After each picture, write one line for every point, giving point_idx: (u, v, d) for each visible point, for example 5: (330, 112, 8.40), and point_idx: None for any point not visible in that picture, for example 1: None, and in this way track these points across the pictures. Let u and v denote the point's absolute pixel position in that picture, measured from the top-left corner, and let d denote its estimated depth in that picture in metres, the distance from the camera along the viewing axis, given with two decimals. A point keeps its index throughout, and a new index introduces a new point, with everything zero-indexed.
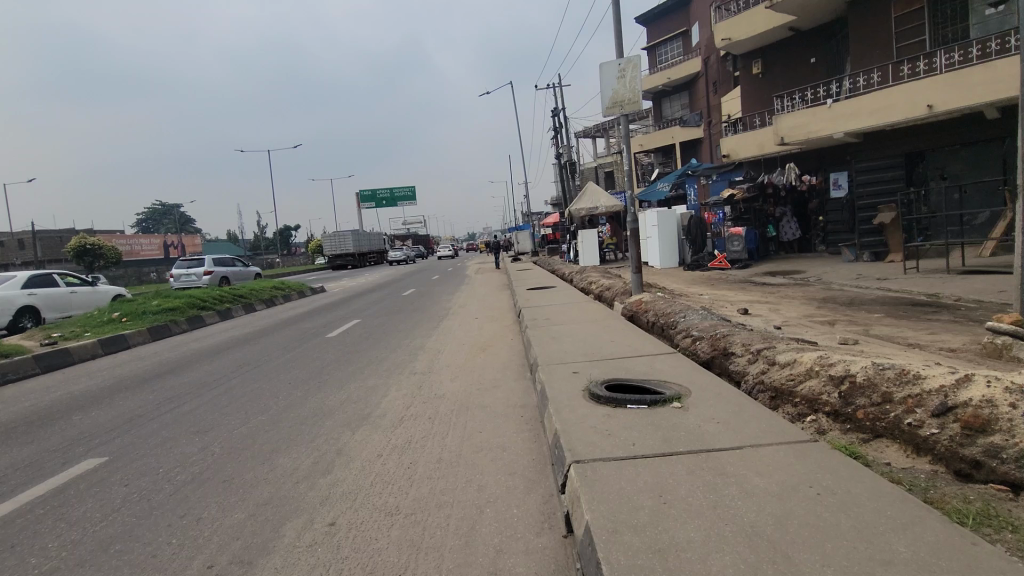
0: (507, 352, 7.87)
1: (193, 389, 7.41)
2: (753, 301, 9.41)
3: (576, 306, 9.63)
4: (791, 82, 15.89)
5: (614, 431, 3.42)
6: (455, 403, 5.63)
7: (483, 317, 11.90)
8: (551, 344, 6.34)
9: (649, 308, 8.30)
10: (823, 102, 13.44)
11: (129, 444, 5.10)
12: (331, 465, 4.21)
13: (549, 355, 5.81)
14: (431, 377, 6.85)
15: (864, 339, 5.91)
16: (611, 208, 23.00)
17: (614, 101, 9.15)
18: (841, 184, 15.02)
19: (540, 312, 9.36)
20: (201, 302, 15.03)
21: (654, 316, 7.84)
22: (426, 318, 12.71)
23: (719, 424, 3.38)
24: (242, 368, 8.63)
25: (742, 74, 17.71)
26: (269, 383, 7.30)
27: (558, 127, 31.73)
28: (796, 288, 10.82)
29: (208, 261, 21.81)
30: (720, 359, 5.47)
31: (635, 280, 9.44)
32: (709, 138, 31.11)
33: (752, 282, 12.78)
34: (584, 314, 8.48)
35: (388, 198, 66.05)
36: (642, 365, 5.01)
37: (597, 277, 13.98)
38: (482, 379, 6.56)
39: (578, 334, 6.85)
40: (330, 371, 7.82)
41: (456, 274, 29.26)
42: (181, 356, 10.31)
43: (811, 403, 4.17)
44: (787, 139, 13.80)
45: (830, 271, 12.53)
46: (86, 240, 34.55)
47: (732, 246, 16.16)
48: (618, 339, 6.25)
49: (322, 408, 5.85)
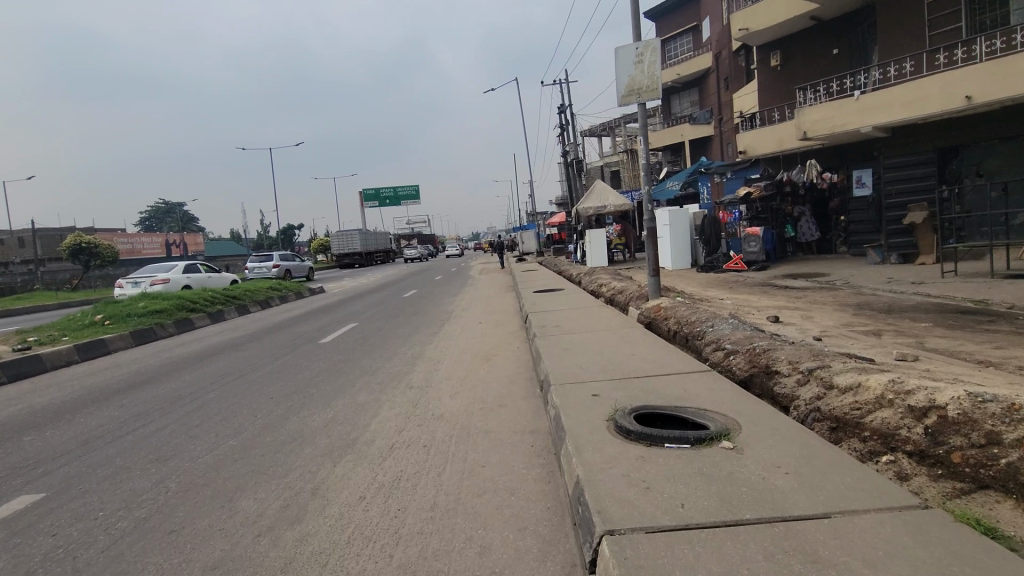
0: (513, 364, 7.15)
1: (165, 403, 6.69)
2: (780, 306, 8.64)
3: (587, 312, 8.90)
4: (813, 74, 15.11)
5: (653, 484, 2.68)
6: (454, 426, 4.92)
7: (487, 322, 11.20)
8: (565, 358, 5.60)
9: (670, 314, 7.55)
10: (850, 94, 12.67)
11: (74, 476, 4.38)
12: (303, 513, 3.48)
13: (562, 371, 5.09)
14: (429, 392, 6.14)
15: (923, 354, 5.16)
16: (620, 208, 22.26)
17: (631, 88, 8.41)
18: (865, 182, 14.25)
19: (548, 318, 8.65)
20: (191, 304, 14.34)
21: (675, 324, 7.08)
22: (426, 322, 12.00)
23: (791, 477, 2.63)
24: (223, 378, 7.91)
25: (759, 67, 16.93)
26: (249, 398, 6.57)
27: (564, 124, 31.02)
28: (824, 292, 10.06)
29: (275, 257, 26.74)
30: (762, 379, 4.71)
31: (652, 284, 8.68)
32: (720, 136, 30.33)
33: (773, 285, 12.00)
34: (598, 321, 7.75)
35: (392, 198, 65.50)
36: (674, 386, 4.28)
37: (608, 279, 13.23)
38: (486, 395, 5.86)
39: (593, 344, 6.13)
40: (319, 383, 7.10)
41: (459, 274, 28.54)
42: (162, 363, 9.60)
43: (886, 440, 3.42)
44: (810, 133, 13.04)
45: (857, 274, 11.76)
46: (84, 239, 34.03)
47: (749, 246, 15.40)
48: (640, 352, 5.53)
49: (303, 431, 5.12)
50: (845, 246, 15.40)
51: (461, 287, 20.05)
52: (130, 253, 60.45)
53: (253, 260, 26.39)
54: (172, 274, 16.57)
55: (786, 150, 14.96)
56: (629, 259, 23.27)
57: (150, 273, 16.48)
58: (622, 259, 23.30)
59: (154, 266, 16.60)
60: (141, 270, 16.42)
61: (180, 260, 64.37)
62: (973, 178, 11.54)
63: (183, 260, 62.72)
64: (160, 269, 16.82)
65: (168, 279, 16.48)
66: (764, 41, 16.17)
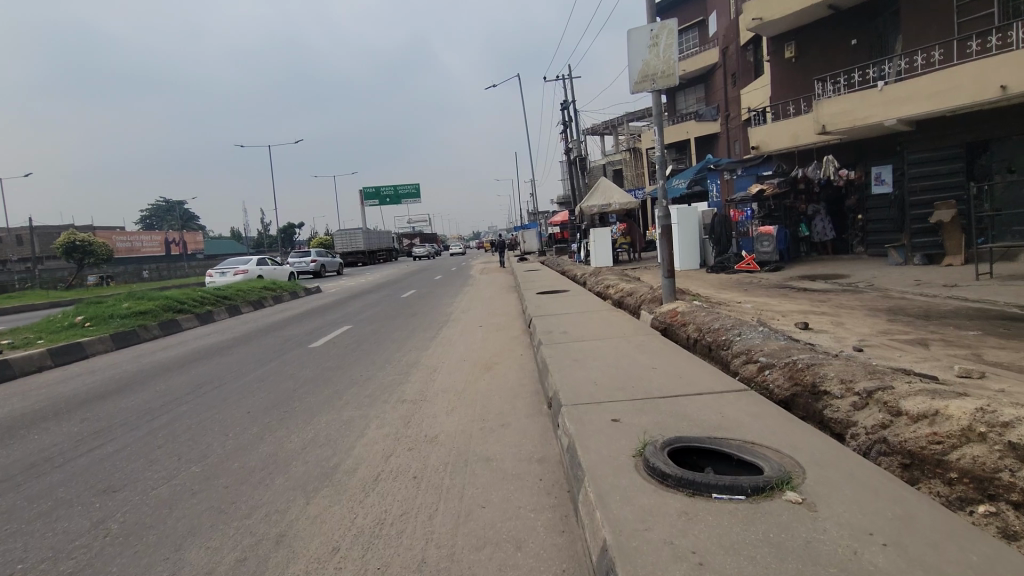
0: (516, 374, 6.52)
1: (132, 416, 6.04)
2: (805, 311, 8.00)
3: (596, 316, 8.26)
4: (830, 66, 14.45)
5: (707, 558, 2.03)
6: (451, 451, 4.29)
7: (487, 326, 10.56)
8: (576, 371, 4.97)
9: (688, 319, 6.91)
10: (873, 85, 12.01)
11: (4, 513, 3.73)
12: (262, 570, 2.84)
13: (573, 388, 4.46)
14: (423, 408, 5.50)
15: (987, 369, 4.51)
16: (625, 206, 21.60)
17: (644, 74, 7.76)
18: (884, 179, 13.63)
19: (554, 323, 8.02)
20: (178, 304, 13.69)
21: (695, 332, 6.44)
22: (423, 325, 11.38)
23: (888, 550, 1.99)
24: (201, 386, 7.26)
25: (772, 59, 16.26)
26: (224, 411, 5.93)
27: (568, 121, 30.38)
28: (848, 295, 9.40)
29: (313, 254, 31.24)
30: (806, 399, 4.07)
31: (667, 286, 8.02)
32: (726, 134, 29.69)
33: (791, 287, 11.34)
34: (609, 327, 7.11)
35: (392, 196, 64.91)
36: (710, 410, 3.63)
37: (615, 280, 12.58)
38: (487, 412, 5.22)
39: (607, 355, 5.48)
40: (303, 394, 6.46)
41: (459, 274, 27.89)
42: (140, 368, 8.95)
43: (978, 485, 2.78)
44: (828, 127, 12.37)
45: (880, 275, 11.11)
46: (78, 236, 33.45)
47: (761, 246, 14.77)
48: (661, 365, 4.89)
49: (277, 456, 4.45)
50: (863, 246, 14.76)
51: (461, 287, 19.40)
52: (129, 252, 59.93)
53: (295, 256, 30.89)
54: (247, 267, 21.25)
55: (801, 146, 14.30)
56: (634, 259, 22.64)
57: (234, 266, 21.70)
58: (627, 259, 22.66)
59: (236, 260, 21.62)
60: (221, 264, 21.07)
61: (178, 258, 63.67)
62: (1004, 175, 10.90)
63: (180, 259, 62.03)
64: (241, 262, 21.87)
65: (247, 270, 21.77)
66: (777, 32, 15.51)
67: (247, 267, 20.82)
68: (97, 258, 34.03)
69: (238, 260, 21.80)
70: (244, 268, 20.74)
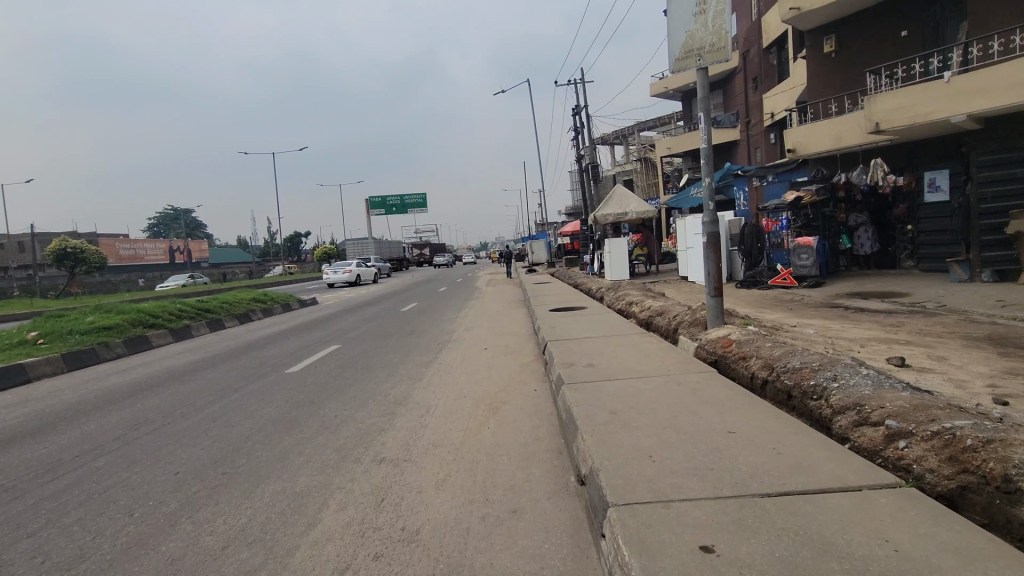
0: (530, 421, 5.09)
1: (29, 473, 4.62)
2: (883, 338, 6.55)
3: (626, 342, 6.83)
4: (876, 60, 13.03)
5: None
6: (438, 564, 2.84)
7: (494, 349, 9.15)
8: (621, 432, 3.55)
9: (747, 350, 5.46)
10: (937, 76, 10.57)
11: None
12: None
13: (618, 465, 3.02)
14: (405, 475, 4.05)
15: None
16: (642, 215, 20.22)
17: (688, 48, 6.35)
18: (938, 186, 12.39)
19: (574, 350, 6.59)
20: (151, 318, 12.33)
21: (759, 368, 4.96)
22: (420, 346, 9.98)
23: None
24: (137, 427, 5.84)
25: (809, 54, 14.82)
26: (149, 470, 4.51)
27: (580, 128, 29.09)
28: (922, 318, 7.96)
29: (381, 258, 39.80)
30: (994, 499, 2.59)
31: (714, 306, 6.56)
32: (746, 141, 28.30)
33: (842, 306, 9.87)
34: (644, 359, 5.70)
35: (399, 205, 63.72)
36: (861, 531, 2.16)
37: (637, 295, 11.20)
38: (491, 485, 3.77)
39: (654, 404, 4.06)
40: (253, 445, 5.00)
41: (465, 285, 26.59)
42: (80, 397, 7.53)
43: None
44: (882, 125, 10.91)
45: (948, 295, 9.64)
46: (69, 243, 32.29)
47: (799, 260, 13.39)
48: (738, 426, 3.44)
49: (175, 568, 2.98)
50: (912, 260, 13.39)
51: (464, 301, 18.04)
52: (133, 259, 58.71)
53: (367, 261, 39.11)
54: (352, 268, 30.20)
55: (845, 148, 12.87)
56: (651, 271, 21.20)
57: (343, 267, 30.79)
58: (643, 273, 21.27)
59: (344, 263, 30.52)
60: (335, 265, 30.22)
61: (178, 267, 62.70)
62: None
63: (180, 268, 61.04)
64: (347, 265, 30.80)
65: (353, 271, 30.88)
66: (815, 24, 14.13)
67: (352, 270, 29.83)
68: (89, 266, 32.93)
69: (345, 263, 30.93)
70: (351, 270, 29.61)
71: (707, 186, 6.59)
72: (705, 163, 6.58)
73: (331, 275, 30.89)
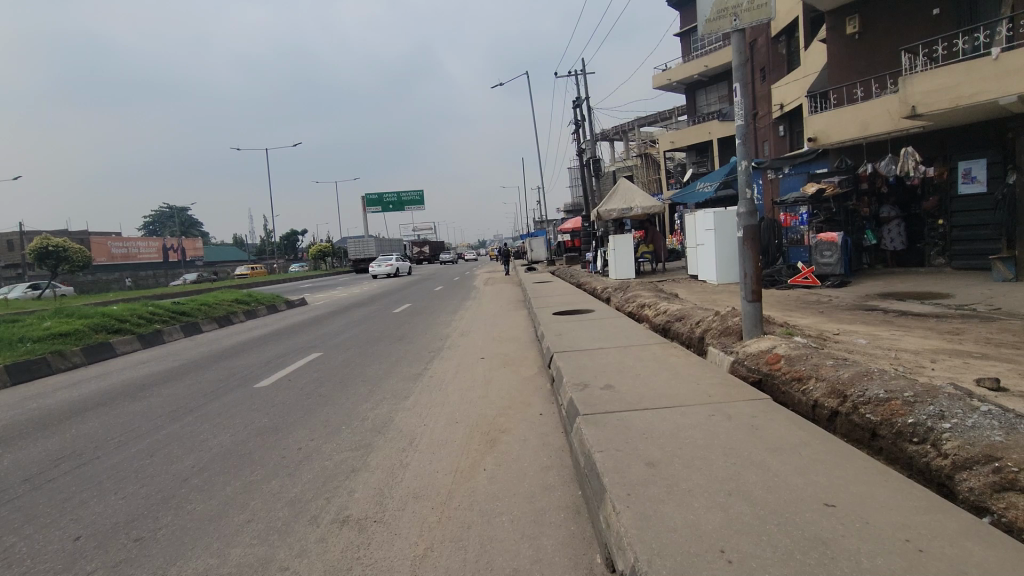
0: (537, 460, 4.08)
1: None
2: (949, 350, 5.56)
3: (646, 355, 5.82)
4: (903, 42, 12.02)
5: None
6: None
7: (491, 359, 8.12)
8: (669, 501, 2.53)
9: (804, 369, 4.43)
10: (985, 51, 9.53)
11: None
12: None
13: (677, 570, 2.01)
14: (373, 548, 3.03)
15: None
16: (647, 210, 19.20)
17: (721, 5, 5.33)
18: (973, 177, 11.52)
19: (585, 364, 5.58)
20: (116, 323, 11.28)
21: (824, 396, 3.94)
22: (409, 355, 8.95)
23: None
24: (60, 461, 4.82)
25: (828, 36, 13.78)
26: (48, 530, 3.50)
27: (581, 121, 28.01)
28: (979, 324, 7.00)
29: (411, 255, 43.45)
30: None
31: (750, 313, 5.56)
32: (753, 134, 27.30)
33: (879, 309, 8.86)
34: (674, 379, 4.69)
35: (395, 202, 62.49)
36: None
37: (648, 297, 10.20)
38: (486, 569, 2.75)
39: (704, 451, 3.05)
40: (187, 494, 3.99)
41: (462, 283, 25.55)
42: (12, 418, 6.49)
43: None
44: (918, 109, 9.88)
45: (1000, 296, 8.65)
46: (51, 241, 31.19)
47: (821, 257, 12.40)
48: (836, 495, 2.44)
49: None
50: (943, 257, 12.45)
51: (460, 302, 17.02)
52: (125, 258, 57.43)
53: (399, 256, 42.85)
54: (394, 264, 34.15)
55: (872, 135, 11.86)
56: (657, 270, 20.18)
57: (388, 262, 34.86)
58: (648, 271, 20.26)
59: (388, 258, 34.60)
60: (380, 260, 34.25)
61: (169, 266, 61.53)
62: None
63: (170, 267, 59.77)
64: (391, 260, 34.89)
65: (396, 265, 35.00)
66: (837, 3, 13.10)
67: (394, 266, 33.93)
68: (71, 265, 31.71)
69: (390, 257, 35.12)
70: (394, 266, 33.63)
71: (743, 171, 5.51)
72: (741, 143, 5.47)
73: (377, 266, 34.85)
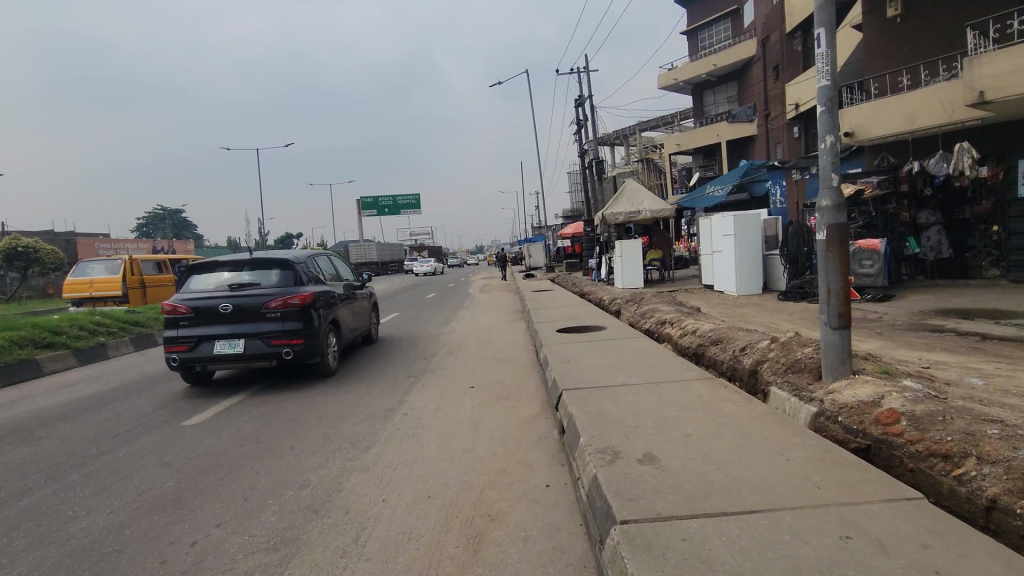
0: None
1: None
2: None
3: (689, 398, 4.30)
4: (957, 23, 10.58)
5: None
6: None
7: (483, 389, 6.62)
8: None
9: (953, 441, 2.90)
10: None
11: None
12: None
13: None
14: None
15: None
16: (656, 214, 17.73)
17: None
18: None
19: (608, 413, 4.06)
20: (48, 337, 9.71)
21: (1015, 498, 2.44)
22: (384, 380, 7.45)
23: None
24: None
25: (866, 21, 12.37)
26: None
27: (583, 120, 26.57)
28: None
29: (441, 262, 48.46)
30: None
31: (834, 344, 4.07)
32: (765, 136, 25.91)
33: (947, 330, 7.42)
34: (748, 449, 3.17)
35: (391, 206, 60.82)
36: None
37: (669, 312, 8.74)
38: None
39: None
40: (303, 404, 6.45)
41: (457, 291, 24.11)
42: None
43: None
44: (987, 95, 8.44)
45: None
46: (20, 241, 29.50)
47: (859, 266, 10.96)
48: None
49: None
50: (996, 268, 11.05)
51: (451, 312, 15.51)
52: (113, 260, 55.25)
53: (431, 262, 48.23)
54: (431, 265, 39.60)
55: (921, 129, 10.43)
56: (666, 278, 18.73)
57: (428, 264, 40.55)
58: (657, 280, 18.76)
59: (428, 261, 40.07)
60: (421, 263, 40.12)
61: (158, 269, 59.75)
62: None
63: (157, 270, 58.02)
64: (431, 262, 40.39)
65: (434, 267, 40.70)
66: None
67: (431, 265, 39.65)
68: (44, 267, 30.27)
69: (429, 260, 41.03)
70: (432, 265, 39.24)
71: (828, 151, 4.02)
72: (826, 112, 3.99)
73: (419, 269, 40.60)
